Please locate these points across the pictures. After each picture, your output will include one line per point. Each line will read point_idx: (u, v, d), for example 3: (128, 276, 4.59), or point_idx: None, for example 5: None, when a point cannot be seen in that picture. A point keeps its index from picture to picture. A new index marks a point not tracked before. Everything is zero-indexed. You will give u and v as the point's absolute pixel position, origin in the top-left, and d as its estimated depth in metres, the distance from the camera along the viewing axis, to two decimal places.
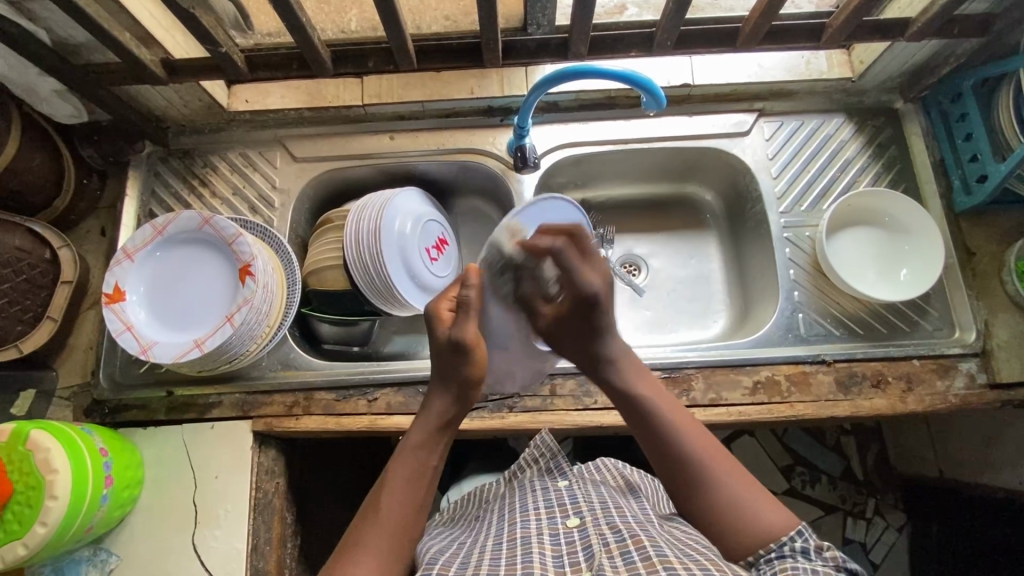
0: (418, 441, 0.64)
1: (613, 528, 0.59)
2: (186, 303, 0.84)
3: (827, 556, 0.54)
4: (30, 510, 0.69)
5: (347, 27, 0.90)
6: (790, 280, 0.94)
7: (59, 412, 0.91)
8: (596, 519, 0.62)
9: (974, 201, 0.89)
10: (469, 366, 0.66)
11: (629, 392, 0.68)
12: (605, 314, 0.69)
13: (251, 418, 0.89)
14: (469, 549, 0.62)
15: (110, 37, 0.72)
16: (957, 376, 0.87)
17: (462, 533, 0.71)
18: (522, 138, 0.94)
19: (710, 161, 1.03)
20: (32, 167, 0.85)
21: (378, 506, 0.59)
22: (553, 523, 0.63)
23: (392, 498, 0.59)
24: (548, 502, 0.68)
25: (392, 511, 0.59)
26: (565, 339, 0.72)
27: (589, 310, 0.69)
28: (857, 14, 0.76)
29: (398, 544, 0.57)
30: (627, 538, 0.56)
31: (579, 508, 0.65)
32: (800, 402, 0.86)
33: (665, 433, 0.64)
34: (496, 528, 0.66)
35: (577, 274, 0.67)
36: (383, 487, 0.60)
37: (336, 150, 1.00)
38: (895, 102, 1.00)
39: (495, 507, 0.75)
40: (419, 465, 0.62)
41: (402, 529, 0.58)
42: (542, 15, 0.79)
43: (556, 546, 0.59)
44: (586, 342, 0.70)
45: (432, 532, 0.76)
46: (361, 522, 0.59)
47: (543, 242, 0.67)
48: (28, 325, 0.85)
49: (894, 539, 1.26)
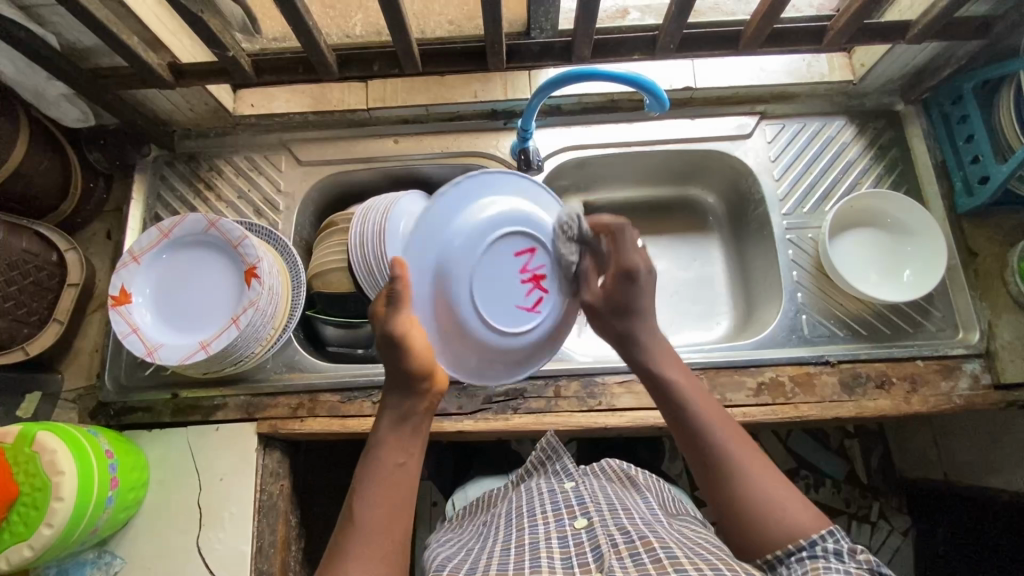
0: (388, 442, 0.62)
1: (621, 529, 0.59)
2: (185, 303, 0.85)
3: (860, 558, 0.53)
4: (36, 512, 0.69)
5: (352, 32, 0.91)
6: (793, 281, 0.94)
7: (65, 415, 0.91)
8: (605, 520, 0.62)
9: (976, 202, 0.90)
10: (411, 361, 0.62)
11: (658, 376, 0.68)
12: (645, 294, 0.71)
13: (256, 420, 0.89)
14: (478, 554, 0.62)
15: (120, 42, 0.72)
16: (961, 376, 0.87)
17: (470, 538, 0.72)
18: (526, 141, 0.94)
19: (713, 163, 1.04)
20: (39, 170, 0.85)
21: (361, 513, 0.58)
22: (561, 526, 0.63)
23: (373, 502, 0.58)
24: (556, 505, 0.68)
25: (374, 514, 0.58)
26: (602, 319, 0.72)
27: (630, 285, 0.70)
28: (858, 17, 0.77)
29: (383, 549, 0.56)
30: (636, 539, 0.56)
31: (586, 508, 0.65)
32: (805, 403, 0.86)
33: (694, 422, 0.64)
34: (504, 532, 0.67)
35: (628, 252, 0.71)
36: (359, 492, 0.59)
37: (341, 153, 1.00)
38: (896, 104, 1.01)
39: (502, 511, 0.75)
40: (395, 465, 0.61)
41: (386, 533, 0.57)
42: (546, 18, 0.80)
43: (565, 549, 0.59)
44: (620, 323, 0.71)
45: (439, 540, 0.76)
46: (345, 531, 0.57)
47: (607, 222, 0.73)
48: (35, 328, 0.86)
49: (898, 543, 1.25)
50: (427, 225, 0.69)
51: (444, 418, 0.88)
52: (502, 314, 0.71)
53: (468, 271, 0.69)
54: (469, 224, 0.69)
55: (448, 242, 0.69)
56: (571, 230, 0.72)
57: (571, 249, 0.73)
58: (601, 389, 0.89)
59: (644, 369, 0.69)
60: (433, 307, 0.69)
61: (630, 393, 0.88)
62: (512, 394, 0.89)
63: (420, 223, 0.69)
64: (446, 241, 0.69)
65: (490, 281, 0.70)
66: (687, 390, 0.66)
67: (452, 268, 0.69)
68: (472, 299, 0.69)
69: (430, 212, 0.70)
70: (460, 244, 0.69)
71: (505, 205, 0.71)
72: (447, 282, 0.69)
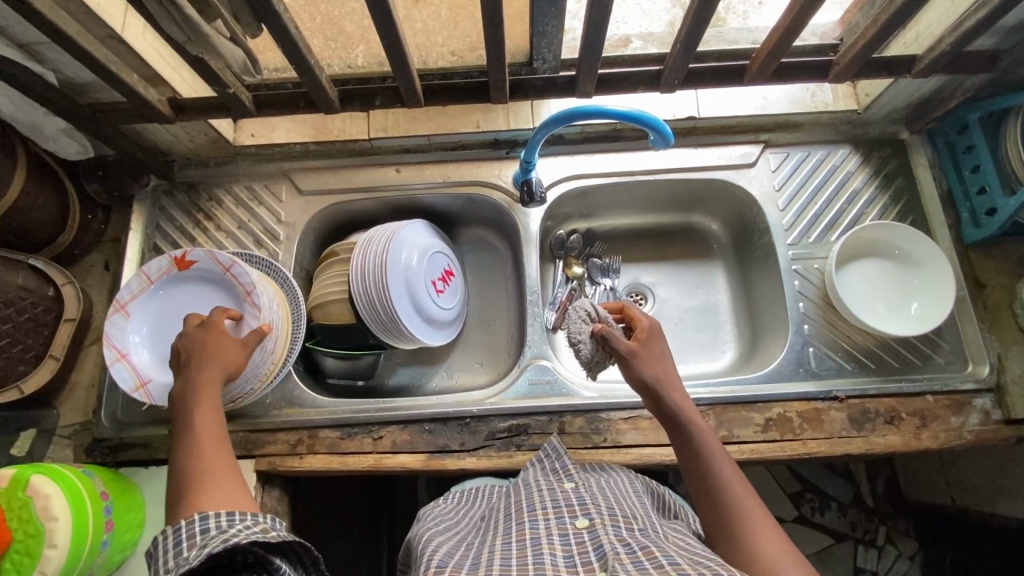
0: (179, 405, 0.67)
1: (623, 540, 0.56)
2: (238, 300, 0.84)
3: None
4: (29, 560, 0.67)
5: (354, 63, 0.88)
6: (799, 313, 0.93)
7: (59, 452, 0.89)
8: (607, 523, 0.59)
9: (983, 234, 0.89)
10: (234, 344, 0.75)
11: (679, 424, 0.67)
12: (667, 354, 0.74)
13: (254, 457, 0.87)
14: (477, 550, 0.60)
15: (119, 80, 0.72)
16: (971, 412, 0.86)
17: (466, 531, 0.69)
18: (529, 172, 0.93)
19: (716, 193, 1.03)
20: (37, 204, 0.84)
21: (190, 470, 0.61)
22: (561, 523, 0.60)
23: (196, 452, 0.62)
24: (556, 502, 0.64)
25: (203, 458, 0.62)
26: (630, 366, 0.72)
27: (656, 342, 0.75)
28: (865, 51, 0.76)
29: (220, 482, 0.60)
30: (638, 549, 0.53)
31: (587, 508, 0.61)
32: (813, 439, 0.85)
33: (706, 470, 0.63)
34: (503, 526, 0.64)
35: (636, 313, 0.80)
36: (184, 447, 0.63)
37: (341, 183, 0.99)
38: (900, 133, 1.00)
39: (500, 505, 0.71)
40: (209, 407, 0.66)
41: (215, 462, 0.62)
42: (549, 50, 0.78)
43: (566, 546, 0.56)
44: (649, 371, 0.70)
45: (432, 519, 0.73)
46: (181, 493, 0.59)
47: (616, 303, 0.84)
48: (30, 364, 0.84)
49: (906, 567, 1.23)
50: (394, 247, 0.91)
51: (446, 455, 0.86)
52: (427, 318, 0.94)
53: (410, 284, 0.91)
54: (416, 244, 0.94)
55: (405, 262, 0.91)
56: (582, 310, 0.84)
57: (582, 328, 0.83)
58: (607, 425, 0.87)
59: (662, 411, 0.68)
60: (405, 300, 0.91)
61: (637, 430, 0.87)
62: (516, 430, 0.87)
63: (391, 245, 0.91)
64: (406, 260, 0.92)
65: (421, 292, 0.93)
66: (714, 448, 0.65)
67: (409, 276, 0.91)
68: (427, 297, 0.94)
69: (394, 242, 0.91)
70: (414, 264, 0.92)
71: (423, 256, 0.94)
72: (411, 283, 0.91)
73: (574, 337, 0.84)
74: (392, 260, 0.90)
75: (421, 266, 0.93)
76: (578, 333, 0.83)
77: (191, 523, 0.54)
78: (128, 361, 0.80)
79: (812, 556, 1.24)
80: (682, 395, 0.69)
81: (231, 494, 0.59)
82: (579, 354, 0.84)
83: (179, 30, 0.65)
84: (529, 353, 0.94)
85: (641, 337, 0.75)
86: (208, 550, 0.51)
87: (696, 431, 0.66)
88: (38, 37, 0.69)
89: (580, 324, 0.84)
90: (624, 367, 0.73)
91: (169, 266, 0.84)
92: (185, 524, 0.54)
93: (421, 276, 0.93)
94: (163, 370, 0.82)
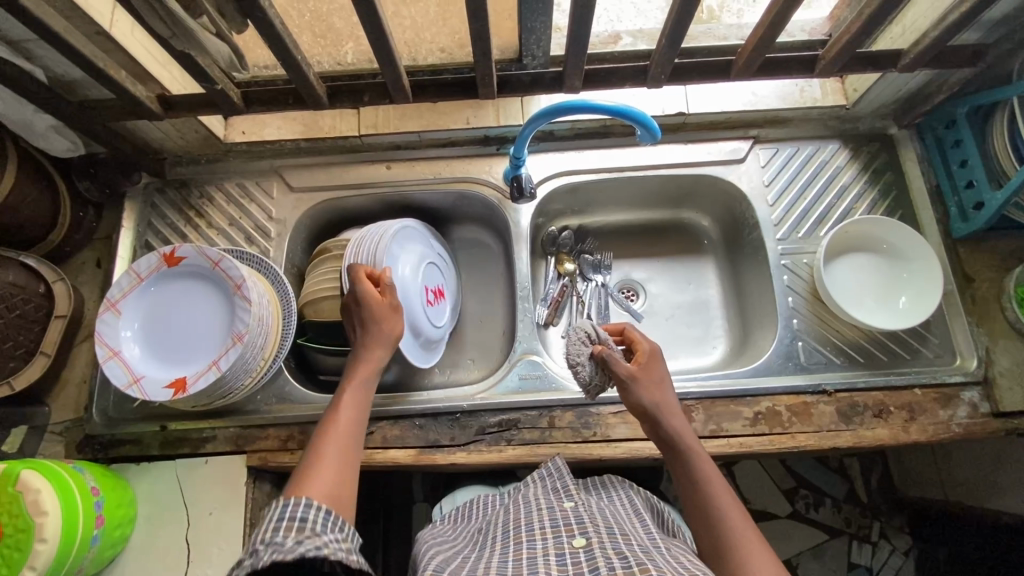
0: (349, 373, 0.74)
1: (619, 554, 0.55)
2: (227, 293, 0.84)
3: None
4: (19, 553, 0.67)
5: (343, 60, 0.88)
6: (789, 307, 0.93)
7: (51, 449, 0.89)
8: (605, 541, 0.58)
9: (971, 228, 0.89)
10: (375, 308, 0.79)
11: (682, 453, 0.67)
12: (665, 379, 0.75)
13: (245, 452, 0.87)
14: (473, 563, 0.59)
15: (108, 77, 0.72)
16: (959, 405, 0.86)
17: (464, 543, 0.69)
18: (518, 168, 0.92)
19: (706, 188, 1.04)
20: (27, 201, 0.84)
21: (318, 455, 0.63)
22: (560, 543, 0.59)
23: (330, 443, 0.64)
24: (554, 521, 0.64)
25: (334, 452, 0.63)
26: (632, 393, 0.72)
27: (655, 366, 0.76)
28: (850, 46, 0.76)
29: (335, 470, 0.61)
30: (634, 564, 0.52)
31: (585, 527, 0.61)
32: (801, 433, 0.85)
33: (704, 501, 0.63)
34: (498, 545, 0.63)
35: (635, 339, 0.80)
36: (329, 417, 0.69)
37: (332, 180, 1.00)
38: (889, 128, 1.00)
39: (497, 519, 0.71)
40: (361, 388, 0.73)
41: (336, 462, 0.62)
42: (537, 46, 0.78)
43: (562, 567, 0.55)
44: (648, 399, 0.71)
45: (433, 536, 0.74)
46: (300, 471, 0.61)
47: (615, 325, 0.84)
48: (21, 360, 0.85)
49: (900, 563, 1.23)
50: (395, 244, 0.92)
51: (437, 451, 0.87)
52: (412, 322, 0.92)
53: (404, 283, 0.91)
54: (415, 250, 0.95)
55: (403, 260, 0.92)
56: (581, 334, 0.83)
57: (582, 352, 0.81)
58: (597, 419, 0.87)
59: (660, 436, 0.70)
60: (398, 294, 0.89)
61: (627, 424, 0.87)
62: (506, 425, 0.88)
63: (394, 241, 0.92)
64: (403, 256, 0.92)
65: (412, 293, 0.92)
66: (708, 470, 0.65)
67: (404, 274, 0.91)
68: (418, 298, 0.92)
69: (396, 237, 0.92)
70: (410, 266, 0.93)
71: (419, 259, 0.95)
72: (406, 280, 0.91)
73: (572, 358, 0.82)
74: (391, 254, 0.90)
75: (415, 269, 0.93)
76: (578, 356, 0.81)
77: (296, 506, 0.55)
78: (120, 358, 0.80)
79: (807, 551, 1.24)
80: (677, 418, 0.71)
81: (340, 493, 0.59)
82: (578, 377, 0.81)
83: (165, 26, 0.65)
84: (520, 348, 0.94)
85: (639, 361, 0.76)
86: (306, 547, 0.50)
87: (694, 459, 0.67)
88: (27, 34, 0.70)
89: (580, 347, 0.82)
90: (622, 391, 0.74)
91: (158, 263, 0.84)
92: (291, 503, 0.55)
93: (414, 277, 0.93)
94: (156, 367, 0.82)
